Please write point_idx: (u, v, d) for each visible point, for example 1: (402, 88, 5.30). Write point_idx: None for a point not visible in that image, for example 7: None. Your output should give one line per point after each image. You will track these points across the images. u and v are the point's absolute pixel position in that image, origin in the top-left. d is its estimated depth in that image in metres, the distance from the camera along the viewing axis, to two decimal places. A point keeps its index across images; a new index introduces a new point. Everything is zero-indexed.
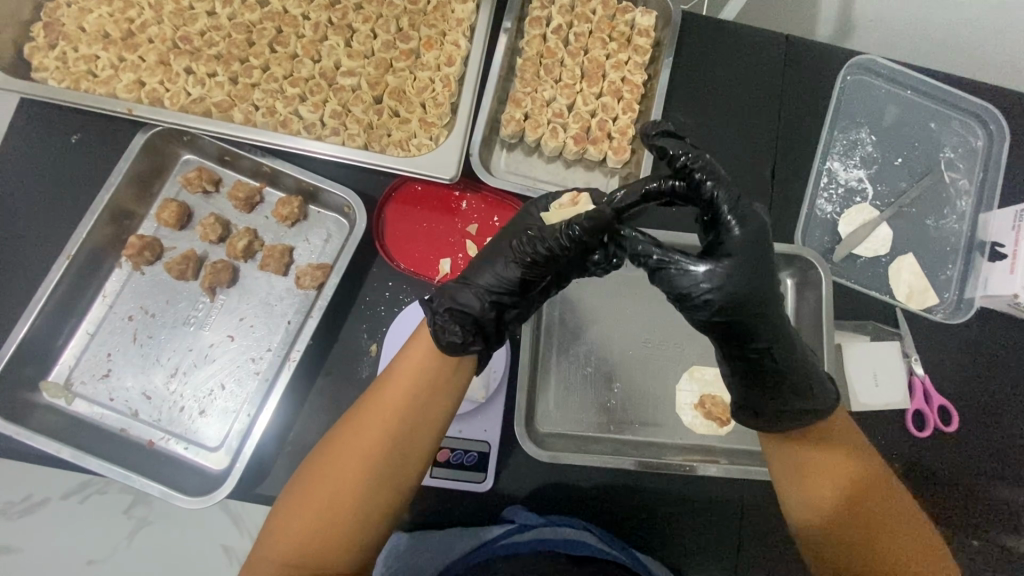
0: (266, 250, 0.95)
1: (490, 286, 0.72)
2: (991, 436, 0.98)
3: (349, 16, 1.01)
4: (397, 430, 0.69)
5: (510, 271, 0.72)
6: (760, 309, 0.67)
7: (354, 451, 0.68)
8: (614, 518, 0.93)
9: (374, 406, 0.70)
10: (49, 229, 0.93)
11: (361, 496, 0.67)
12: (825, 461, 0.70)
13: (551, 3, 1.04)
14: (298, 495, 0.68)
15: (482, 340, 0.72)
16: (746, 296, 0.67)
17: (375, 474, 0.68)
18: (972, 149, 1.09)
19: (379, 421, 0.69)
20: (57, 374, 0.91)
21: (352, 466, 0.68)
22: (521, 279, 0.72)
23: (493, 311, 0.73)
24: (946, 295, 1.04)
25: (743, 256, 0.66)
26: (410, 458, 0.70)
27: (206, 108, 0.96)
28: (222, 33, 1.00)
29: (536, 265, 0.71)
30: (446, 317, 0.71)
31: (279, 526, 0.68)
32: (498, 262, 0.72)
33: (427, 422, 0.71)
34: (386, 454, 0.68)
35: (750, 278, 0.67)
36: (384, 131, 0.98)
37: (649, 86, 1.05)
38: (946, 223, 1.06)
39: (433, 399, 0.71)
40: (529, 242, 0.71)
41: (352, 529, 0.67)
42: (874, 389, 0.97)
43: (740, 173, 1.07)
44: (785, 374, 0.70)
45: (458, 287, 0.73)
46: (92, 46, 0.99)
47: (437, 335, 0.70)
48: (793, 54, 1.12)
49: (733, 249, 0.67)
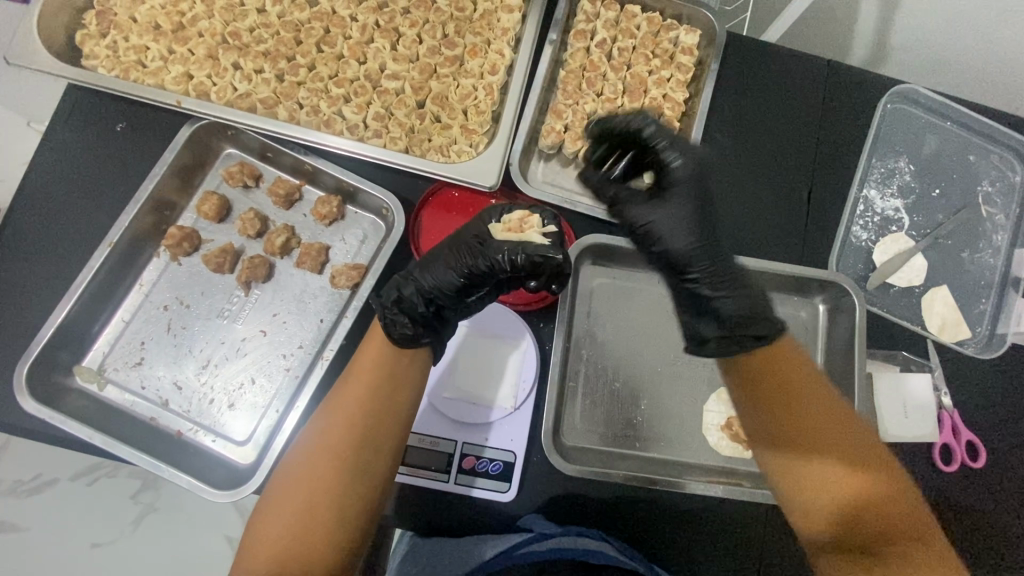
0: (303, 247, 0.95)
1: (433, 286, 0.76)
2: (1018, 474, 0.96)
3: (397, 20, 1.02)
4: (368, 414, 0.73)
5: (452, 274, 0.76)
6: (705, 239, 0.70)
7: (328, 439, 0.72)
8: (636, 537, 0.91)
9: (343, 399, 0.75)
10: (89, 214, 0.95)
11: (341, 478, 0.71)
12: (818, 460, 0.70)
13: (597, 17, 1.05)
14: (283, 487, 0.72)
15: (428, 336, 0.77)
16: (703, 226, 0.70)
17: (353, 454, 0.72)
18: (1010, 183, 1.08)
19: (347, 415, 0.73)
20: (91, 359, 0.92)
21: (328, 453, 0.71)
22: (462, 281, 0.76)
23: (435, 309, 0.77)
24: (979, 330, 1.03)
25: (687, 192, 0.70)
26: (381, 445, 0.73)
27: (252, 104, 0.97)
28: (271, 31, 1.01)
29: (475, 276, 0.76)
30: (395, 312, 0.75)
31: (266, 510, 0.71)
32: (437, 263, 0.77)
33: (393, 407, 0.75)
34: (359, 437, 0.72)
35: (699, 214, 0.70)
36: (425, 135, 0.98)
37: (690, 104, 1.05)
38: (982, 257, 1.05)
39: (398, 380, 0.76)
40: (476, 250, 0.76)
41: (338, 496, 0.70)
42: (903, 421, 0.95)
43: (775, 195, 1.07)
44: (738, 305, 0.70)
45: (402, 282, 0.78)
46: (143, 37, 1.00)
47: (387, 328, 0.75)
48: (835, 79, 1.12)
49: (679, 181, 0.71)
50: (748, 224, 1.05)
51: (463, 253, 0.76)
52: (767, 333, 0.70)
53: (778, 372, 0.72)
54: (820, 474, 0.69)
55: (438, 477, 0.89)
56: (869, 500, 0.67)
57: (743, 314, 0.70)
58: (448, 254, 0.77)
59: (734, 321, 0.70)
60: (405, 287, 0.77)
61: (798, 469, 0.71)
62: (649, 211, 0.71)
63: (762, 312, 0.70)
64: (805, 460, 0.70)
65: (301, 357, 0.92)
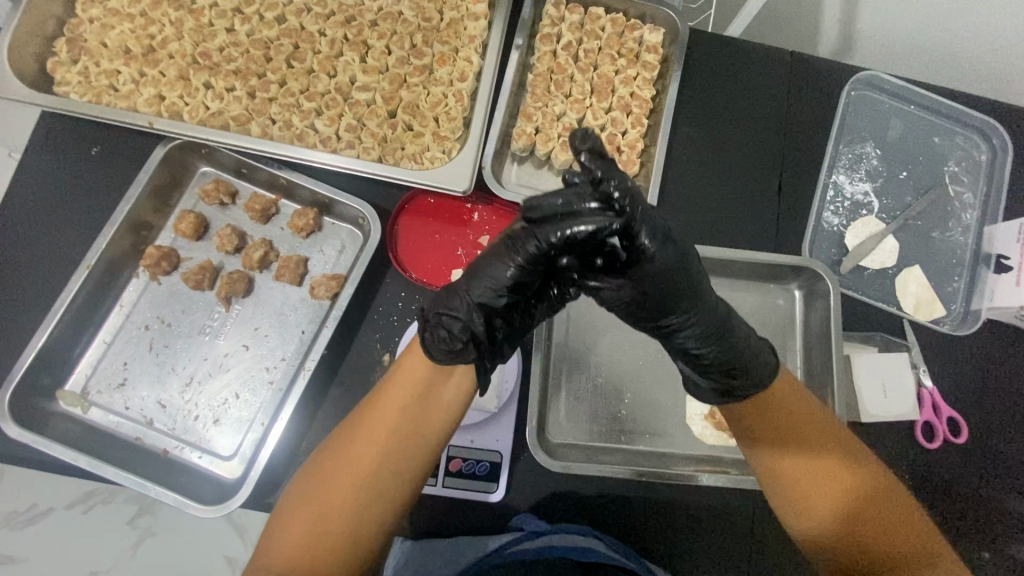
0: (282, 261, 0.96)
1: (488, 292, 0.64)
2: (1000, 447, 0.98)
3: (365, 33, 1.04)
4: (394, 446, 0.67)
5: (509, 273, 0.63)
6: (690, 319, 0.67)
7: (349, 457, 0.67)
8: (626, 530, 0.92)
9: (367, 427, 0.68)
10: (67, 239, 0.95)
11: (357, 513, 0.65)
12: (815, 472, 0.69)
13: (562, 20, 1.07)
14: (292, 511, 0.67)
15: (475, 351, 0.65)
16: (665, 300, 0.65)
17: (375, 477, 0.66)
18: (976, 163, 1.11)
19: (374, 433, 0.67)
20: (74, 383, 0.93)
21: (343, 486, 0.66)
22: (521, 284, 0.63)
23: (486, 322, 0.65)
24: (953, 307, 1.05)
25: (665, 269, 0.63)
26: (404, 469, 0.67)
27: (224, 122, 0.99)
28: (241, 49, 1.02)
29: (536, 266, 0.62)
30: (442, 324, 0.64)
31: (282, 522, 0.67)
32: (491, 262, 0.63)
33: (423, 432, 0.68)
34: (383, 470, 0.66)
35: (671, 293, 0.65)
36: (398, 144, 1.00)
37: (657, 101, 1.06)
38: (952, 236, 1.07)
39: (430, 411, 0.68)
40: (531, 238, 0.61)
41: (351, 520, 0.65)
42: (882, 400, 0.97)
43: (745, 185, 1.08)
44: (728, 359, 0.69)
45: (448, 294, 0.66)
46: (114, 61, 1.01)
47: (428, 347, 0.66)
48: (799, 70, 1.14)
49: (660, 271, 0.63)
50: (720, 214, 1.07)
51: (517, 247, 0.62)
52: (755, 385, 0.71)
53: (771, 400, 0.73)
54: (816, 475, 0.69)
55: (426, 481, 0.90)
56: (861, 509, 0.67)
57: (734, 367, 0.70)
58: (503, 250, 0.63)
59: (740, 373, 0.70)
60: (451, 295, 0.65)
61: (791, 472, 0.70)
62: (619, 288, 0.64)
63: (755, 363, 0.71)
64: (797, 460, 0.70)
65: (285, 369, 0.93)
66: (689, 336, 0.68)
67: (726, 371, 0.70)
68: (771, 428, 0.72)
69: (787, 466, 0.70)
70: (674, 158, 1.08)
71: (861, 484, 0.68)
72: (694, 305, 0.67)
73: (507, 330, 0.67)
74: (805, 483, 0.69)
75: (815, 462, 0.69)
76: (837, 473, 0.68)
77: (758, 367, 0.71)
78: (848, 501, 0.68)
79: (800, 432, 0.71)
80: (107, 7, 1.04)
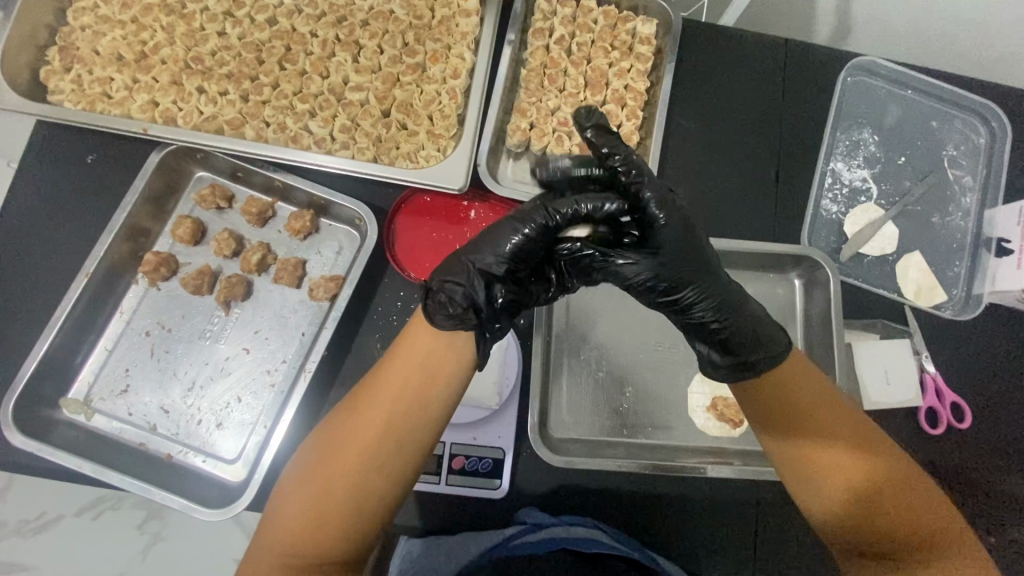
0: (279, 263, 0.96)
1: (489, 261, 0.64)
2: (1004, 431, 0.97)
3: (356, 33, 1.03)
4: (391, 426, 0.65)
5: (514, 243, 0.64)
6: (705, 292, 0.69)
7: (351, 434, 0.65)
8: (630, 523, 0.92)
9: (365, 406, 0.66)
10: (66, 247, 0.96)
11: (356, 492, 0.64)
12: (829, 455, 0.68)
13: (554, 14, 1.06)
14: (290, 491, 0.66)
15: (476, 319, 0.64)
16: (682, 270, 0.67)
17: (379, 452, 0.65)
18: (974, 146, 1.10)
19: (378, 406, 0.65)
20: (77, 391, 0.93)
21: (341, 466, 0.64)
22: (524, 253, 0.65)
23: (488, 290, 0.65)
24: (954, 293, 1.04)
25: (680, 232, 0.66)
26: (407, 444, 0.66)
27: (218, 126, 0.99)
28: (233, 53, 1.02)
29: (538, 234, 0.64)
30: (444, 292, 0.64)
31: (281, 498, 0.67)
32: (495, 230, 0.65)
33: (426, 405, 0.66)
34: (386, 443, 0.65)
35: (683, 266, 0.67)
36: (393, 143, 1.00)
37: (651, 93, 1.06)
38: (952, 220, 1.07)
39: (430, 390, 0.66)
40: (540, 210, 0.64)
41: (350, 497, 0.64)
42: (886, 388, 0.96)
43: (741, 174, 1.08)
44: (745, 334, 0.70)
45: (451, 262, 0.66)
46: (107, 69, 1.02)
47: (433, 313, 0.64)
48: (793, 58, 1.13)
49: (666, 239, 0.65)
50: (717, 205, 1.06)
51: (522, 217, 0.65)
52: (766, 356, 0.70)
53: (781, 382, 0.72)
54: (820, 461, 0.68)
55: (430, 480, 0.89)
56: (874, 492, 0.66)
57: (748, 341, 0.70)
58: (507, 223, 0.65)
59: (745, 348, 0.70)
60: (453, 264, 0.65)
61: (807, 459, 0.69)
62: (642, 262, 0.66)
63: (767, 336, 0.71)
64: (813, 444, 0.69)
65: (285, 371, 0.93)
66: (706, 307, 0.69)
67: (732, 347, 0.71)
68: (783, 409, 0.71)
69: (803, 449, 0.70)
70: (670, 150, 1.08)
71: (873, 470, 0.67)
72: (707, 275, 0.68)
73: (508, 304, 0.67)
74: (824, 467, 0.68)
75: (824, 447, 0.68)
76: (844, 458, 0.67)
77: (775, 343, 0.71)
78: (858, 482, 0.67)
79: (814, 418, 0.70)
80: (98, 14, 1.04)
